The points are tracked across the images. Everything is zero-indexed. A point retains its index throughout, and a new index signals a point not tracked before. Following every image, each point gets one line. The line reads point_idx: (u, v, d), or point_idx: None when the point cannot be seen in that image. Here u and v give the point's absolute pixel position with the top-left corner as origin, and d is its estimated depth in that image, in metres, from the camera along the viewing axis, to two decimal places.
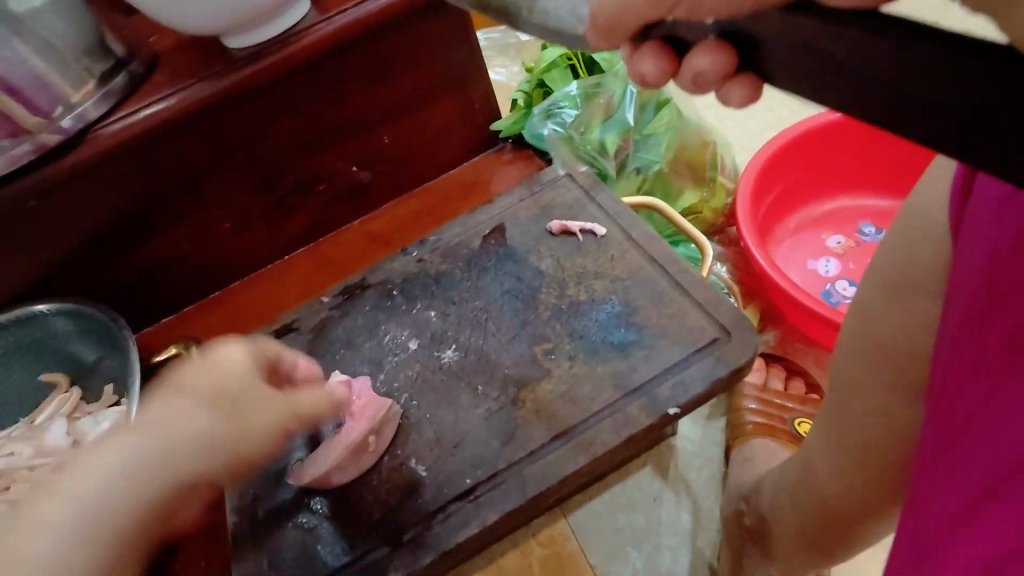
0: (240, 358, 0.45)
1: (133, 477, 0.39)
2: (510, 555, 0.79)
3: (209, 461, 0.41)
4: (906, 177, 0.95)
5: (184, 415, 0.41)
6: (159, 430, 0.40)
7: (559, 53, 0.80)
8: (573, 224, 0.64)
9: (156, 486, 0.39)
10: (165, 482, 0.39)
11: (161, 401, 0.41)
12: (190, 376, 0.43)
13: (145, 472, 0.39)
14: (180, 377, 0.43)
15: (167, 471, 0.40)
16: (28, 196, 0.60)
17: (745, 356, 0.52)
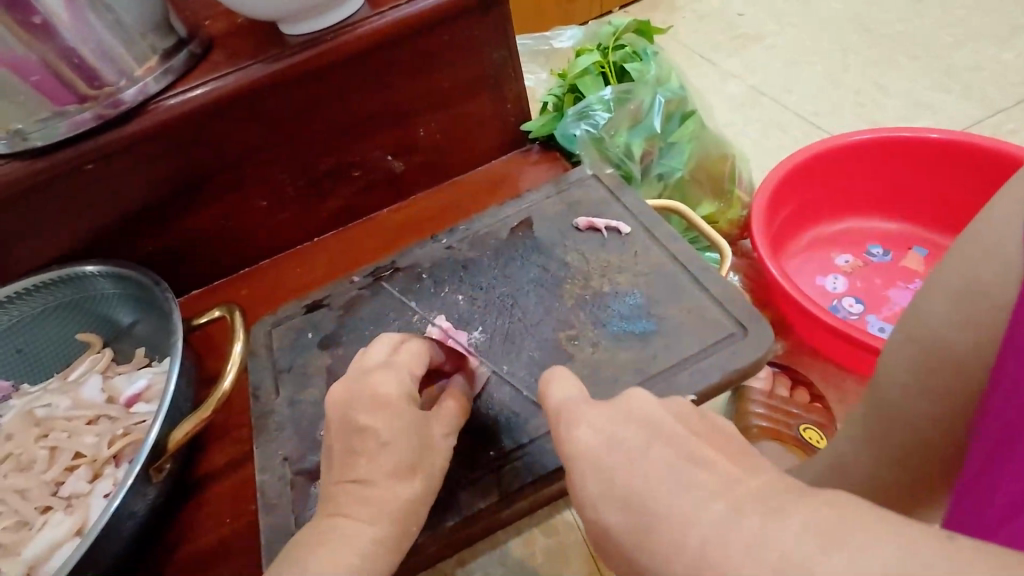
0: (400, 386, 0.49)
1: (382, 502, 0.45)
2: (515, 543, 0.81)
3: (421, 479, 0.47)
4: (918, 203, 0.98)
5: (384, 451, 0.46)
6: (381, 472, 0.46)
7: (592, 61, 0.82)
8: (598, 221, 0.68)
9: (404, 503, 0.46)
10: (399, 503, 0.46)
11: (360, 433, 0.46)
12: (364, 408, 0.47)
13: (392, 493, 0.46)
14: (356, 402, 0.48)
15: (396, 489, 0.46)
16: (80, 160, 0.63)
17: (761, 350, 0.55)
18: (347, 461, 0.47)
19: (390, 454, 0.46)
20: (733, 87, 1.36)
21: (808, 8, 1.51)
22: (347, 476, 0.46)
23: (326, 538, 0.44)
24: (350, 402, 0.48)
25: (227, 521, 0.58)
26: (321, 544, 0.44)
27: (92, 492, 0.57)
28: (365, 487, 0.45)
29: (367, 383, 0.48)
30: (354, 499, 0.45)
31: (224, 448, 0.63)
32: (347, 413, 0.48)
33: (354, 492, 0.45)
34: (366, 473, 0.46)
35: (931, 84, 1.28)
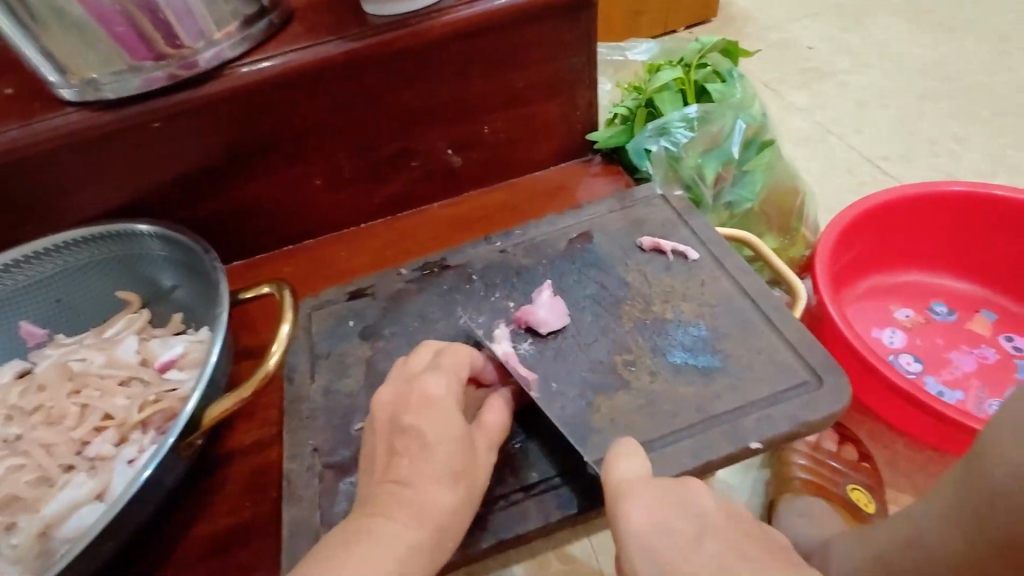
0: (450, 388, 0.48)
1: (420, 505, 0.43)
2: (528, 564, 0.77)
3: (461, 487, 0.45)
4: (993, 265, 0.93)
5: (429, 455, 0.45)
6: (428, 472, 0.44)
7: (672, 77, 0.79)
8: (665, 243, 0.64)
9: (444, 509, 0.44)
10: (444, 510, 0.44)
11: (410, 434, 0.45)
12: (415, 408, 0.47)
13: (433, 499, 0.43)
14: (407, 404, 0.47)
15: (438, 495, 0.44)
16: (149, 118, 0.62)
17: (837, 401, 0.51)
18: (392, 462, 0.45)
19: (438, 455, 0.45)
20: (798, 122, 1.32)
21: (885, 50, 1.46)
22: (389, 474, 0.45)
23: (366, 533, 0.41)
24: (399, 403, 0.48)
25: (246, 505, 0.56)
26: (356, 539, 0.41)
27: (116, 456, 0.55)
28: (410, 490, 0.43)
29: (419, 387, 0.48)
30: (396, 502, 0.43)
31: (252, 428, 0.61)
32: (397, 412, 0.47)
33: (398, 497, 0.43)
34: (414, 475, 0.44)
35: (1011, 142, 1.22)
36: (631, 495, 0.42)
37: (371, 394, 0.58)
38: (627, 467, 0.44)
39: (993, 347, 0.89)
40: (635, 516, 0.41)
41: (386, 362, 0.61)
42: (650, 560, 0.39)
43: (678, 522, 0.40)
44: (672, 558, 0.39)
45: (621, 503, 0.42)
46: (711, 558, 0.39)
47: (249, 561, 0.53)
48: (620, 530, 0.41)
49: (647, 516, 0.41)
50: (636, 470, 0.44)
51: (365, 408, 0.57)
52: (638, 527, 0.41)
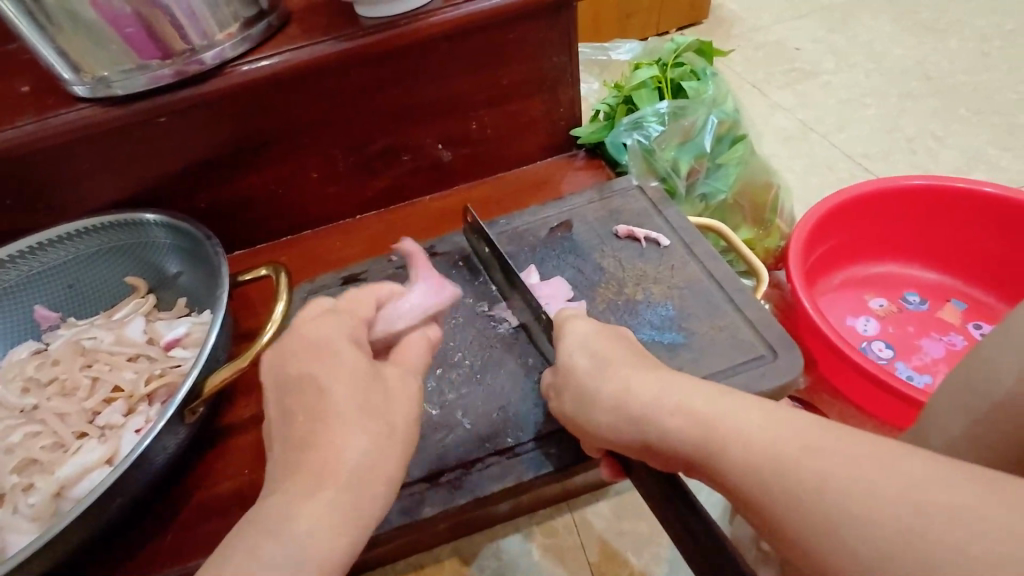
0: (350, 335, 0.46)
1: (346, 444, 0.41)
2: (513, 538, 0.81)
3: (383, 432, 0.42)
4: (965, 255, 0.96)
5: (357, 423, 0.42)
6: (332, 407, 0.41)
7: (650, 75, 0.83)
8: (639, 231, 0.68)
9: (366, 447, 0.41)
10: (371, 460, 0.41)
11: (305, 384, 0.43)
12: (295, 360, 0.44)
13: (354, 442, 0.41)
14: (295, 359, 0.44)
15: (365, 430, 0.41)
16: (156, 113, 0.67)
17: (792, 373, 0.55)
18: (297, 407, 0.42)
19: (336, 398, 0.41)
20: (783, 120, 1.36)
21: (870, 51, 1.50)
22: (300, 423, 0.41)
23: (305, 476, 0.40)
24: (285, 363, 0.44)
25: (245, 472, 0.60)
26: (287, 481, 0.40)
27: (125, 425, 0.59)
28: (325, 445, 0.40)
29: (306, 344, 0.44)
30: (317, 447, 0.41)
31: (251, 403, 0.65)
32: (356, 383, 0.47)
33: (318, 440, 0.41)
34: (324, 421, 0.41)
35: (990, 140, 1.26)
36: (585, 333, 0.51)
37: None
38: (584, 322, 0.53)
39: (962, 334, 0.92)
40: (581, 323, 0.53)
41: None
42: (602, 370, 0.48)
43: (615, 356, 0.49)
44: (620, 368, 0.47)
45: (577, 344, 0.51)
46: (658, 380, 0.45)
47: None
48: (592, 357, 0.49)
49: (607, 346, 0.50)
50: (587, 333, 0.51)
51: None
52: (586, 351, 0.50)
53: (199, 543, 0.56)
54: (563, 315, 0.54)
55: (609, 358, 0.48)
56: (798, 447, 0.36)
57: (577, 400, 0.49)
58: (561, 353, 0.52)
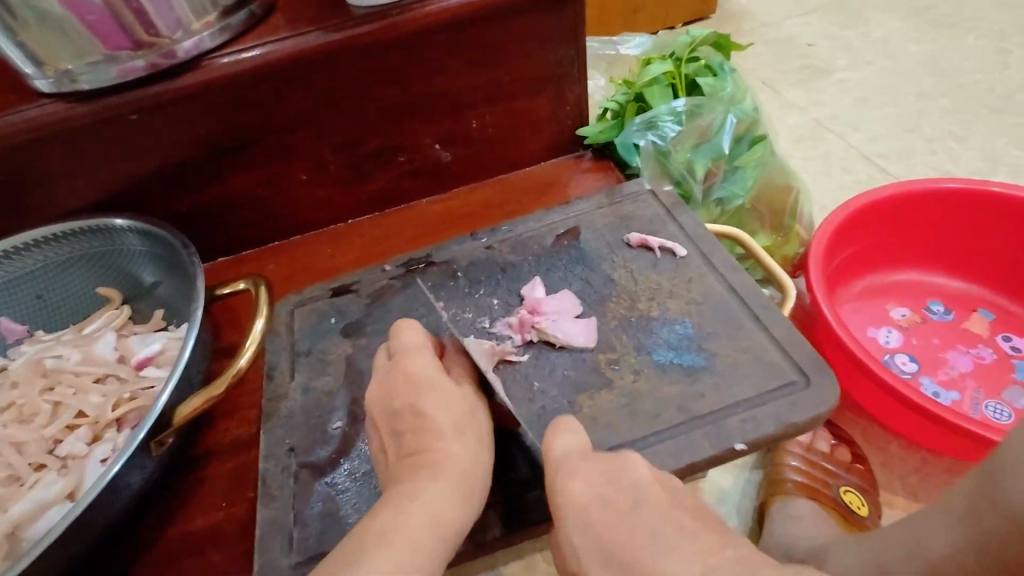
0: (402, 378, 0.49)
1: (427, 501, 0.42)
2: (515, 567, 0.76)
3: (460, 484, 0.44)
4: (993, 263, 0.91)
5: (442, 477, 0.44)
6: (436, 434, 0.46)
7: (663, 70, 0.78)
8: (652, 239, 0.63)
9: (440, 501, 0.43)
10: (444, 513, 0.42)
11: (405, 413, 0.48)
12: (403, 391, 0.49)
13: (427, 491, 0.43)
14: (397, 387, 0.49)
15: (451, 486, 0.44)
16: (126, 110, 0.61)
17: (825, 401, 0.50)
18: (399, 445, 0.48)
19: (439, 421, 0.47)
20: (795, 119, 1.30)
21: (884, 47, 1.44)
22: (405, 455, 0.47)
23: (378, 546, 0.39)
24: (389, 393, 0.49)
25: (222, 505, 0.55)
26: (369, 547, 0.39)
27: (90, 454, 0.54)
28: (421, 496, 0.43)
29: (400, 366, 0.50)
30: (407, 499, 0.43)
31: (230, 427, 0.60)
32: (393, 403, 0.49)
33: (402, 510, 0.42)
34: (431, 446, 0.46)
35: (1011, 140, 1.21)
36: (589, 519, 0.42)
37: (352, 392, 0.57)
38: (576, 484, 0.43)
39: (990, 347, 0.87)
40: (576, 489, 0.43)
41: (366, 360, 0.59)
42: (615, 571, 0.41)
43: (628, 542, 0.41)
44: (645, 567, 0.39)
45: (580, 522, 0.42)
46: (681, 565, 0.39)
47: (222, 564, 0.52)
48: (599, 540, 0.42)
49: (619, 531, 0.41)
50: (586, 498, 0.43)
51: (343, 407, 0.56)
52: (601, 541, 0.42)
53: None
54: (549, 446, 0.46)
55: (632, 561, 0.40)
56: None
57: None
58: (566, 532, 0.43)
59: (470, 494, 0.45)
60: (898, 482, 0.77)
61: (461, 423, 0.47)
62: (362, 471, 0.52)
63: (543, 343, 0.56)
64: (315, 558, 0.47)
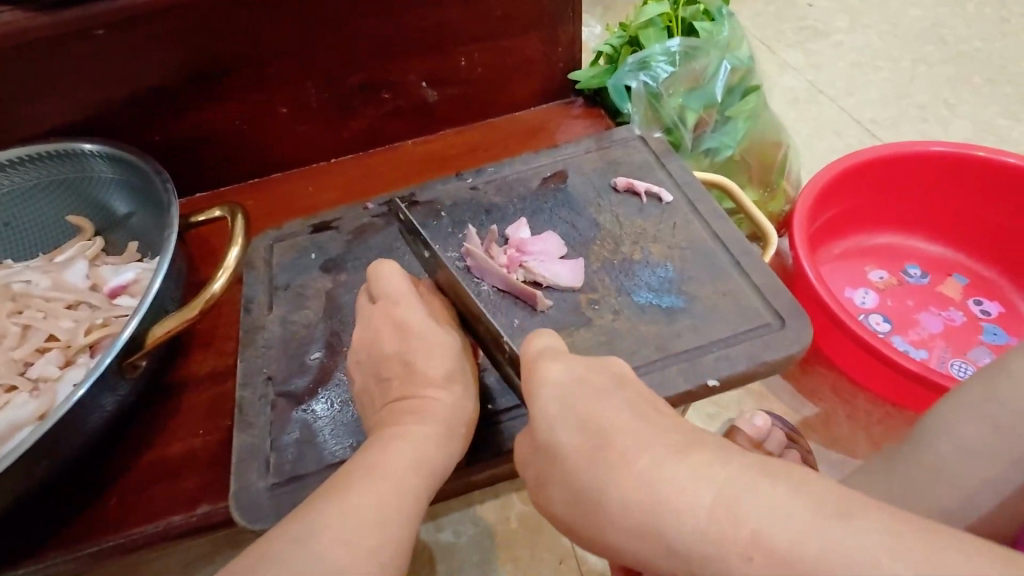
0: (389, 318, 0.49)
1: (412, 443, 0.41)
2: (491, 505, 0.79)
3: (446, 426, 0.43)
4: (970, 227, 0.92)
5: (428, 416, 0.43)
6: (426, 380, 0.46)
7: (660, 12, 0.75)
8: (639, 184, 0.62)
9: (427, 445, 0.42)
10: (432, 451, 0.41)
11: (400, 356, 0.47)
12: (397, 335, 0.48)
13: (412, 434, 0.42)
14: (389, 330, 0.49)
15: (436, 426, 0.43)
16: (91, 25, 0.57)
17: (799, 345, 0.51)
18: (391, 388, 0.47)
19: (429, 362, 0.46)
20: (791, 80, 1.28)
21: (885, 10, 1.41)
22: (393, 397, 0.46)
23: (359, 478, 0.38)
24: (379, 330, 0.49)
25: (198, 433, 0.55)
26: (348, 478, 0.39)
27: (61, 378, 0.53)
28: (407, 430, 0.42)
29: (399, 307, 0.49)
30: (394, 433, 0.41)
31: (208, 357, 0.59)
32: (380, 342, 0.48)
33: (389, 444, 0.41)
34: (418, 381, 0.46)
35: (1002, 110, 1.21)
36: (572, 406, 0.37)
37: (330, 326, 0.57)
38: (555, 368, 0.39)
39: (962, 310, 0.89)
40: (554, 372, 0.39)
41: (346, 296, 0.59)
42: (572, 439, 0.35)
43: (623, 437, 0.34)
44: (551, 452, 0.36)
45: (558, 402, 0.37)
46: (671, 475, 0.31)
47: (198, 488, 0.52)
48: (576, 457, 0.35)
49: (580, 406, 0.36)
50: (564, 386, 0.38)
51: (321, 340, 0.56)
52: (572, 420, 0.36)
53: (145, 509, 0.51)
54: (532, 354, 0.41)
55: (608, 433, 0.34)
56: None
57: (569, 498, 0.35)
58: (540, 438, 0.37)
59: (453, 441, 0.44)
60: (862, 434, 0.80)
61: (455, 374, 0.46)
62: (339, 401, 0.52)
63: (529, 283, 0.56)
64: (289, 482, 0.48)
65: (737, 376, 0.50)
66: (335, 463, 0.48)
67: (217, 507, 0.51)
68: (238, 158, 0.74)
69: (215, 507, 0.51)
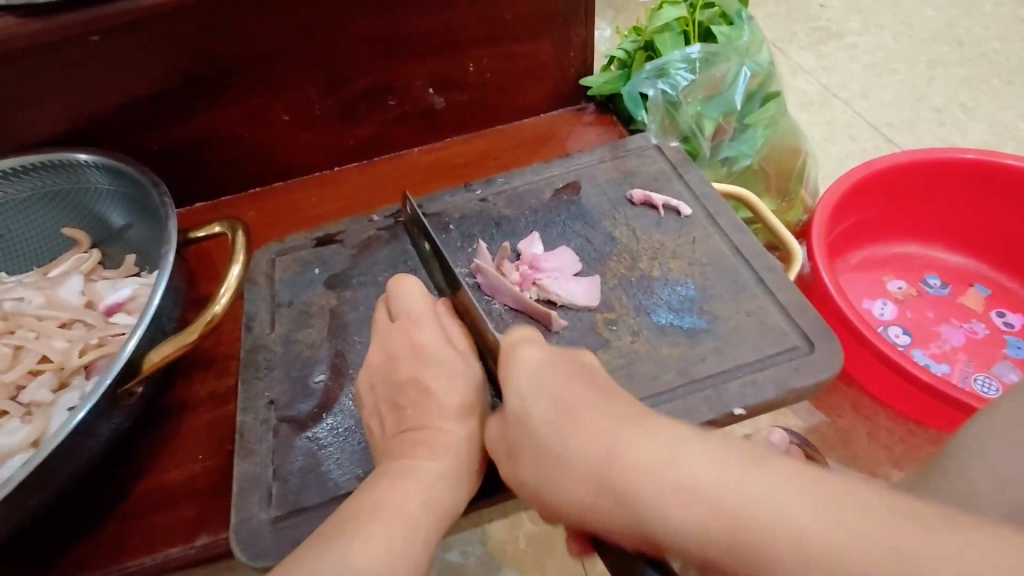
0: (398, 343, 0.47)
1: (422, 479, 0.39)
2: (500, 525, 0.76)
3: (457, 461, 0.41)
4: (992, 236, 0.90)
5: (438, 450, 0.41)
6: (436, 410, 0.43)
7: (676, 16, 0.73)
8: (656, 197, 0.60)
9: (440, 481, 0.39)
10: (442, 490, 0.39)
11: (408, 384, 0.45)
12: (405, 360, 0.46)
13: (423, 469, 0.39)
14: (398, 354, 0.46)
15: (447, 460, 0.41)
16: (86, 31, 0.55)
17: (827, 368, 0.49)
18: (398, 417, 0.44)
19: (439, 390, 0.44)
20: (803, 83, 1.25)
21: (899, 11, 1.38)
22: (401, 428, 0.43)
23: (369, 518, 0.36)
24: (388, 355, 0.47)
25: (198, 458, 0.53)
26: (357, 517, 0.36)
27: (54, 402, 0.51)
28: (415, 468, 0.39)
29: (406, 330, 0.47)
30: (403, 473, 0.39)
31: (208, 377, 0.57)
32: (389, 367, 0.46)
33: (395, 485, 0.38)
34: (427, 412, 0.43)
35: (1021, 113, 1.18)
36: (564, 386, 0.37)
37: (335, 345, 0.54)
38: (539, 358, 0.39)
39: (984, 322, 0.86)
40: (529, 357, 0.39)
41: (351, 314, 0.56)
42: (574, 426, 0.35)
43: (649, 441, 0.32)
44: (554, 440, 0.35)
45: (528, 385, 0.38)
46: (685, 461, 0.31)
47: (198, 517, 0.50)
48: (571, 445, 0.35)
49: (554, 387, 0.37)
50: (537, 370, 0.39)
51: (326, 361, 0.53)
52: (543, 400, 0.37)
53: (141, 541, 0.49)
54: (506, 345, 0.41)
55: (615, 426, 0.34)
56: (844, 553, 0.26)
57: (597, 497, 0.33)
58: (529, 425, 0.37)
59: (466, 474, 0.41)
60: (883, 452, 0.77)
61: (467, 403, 0.44)
62: (344, 427, 0.49)
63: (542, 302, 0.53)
64: (292, 515, 0.46)
65: (764, 404, 0.47)
66: (340, 494, 0.46)
67: (217, 538, 0.49)
68: (240, 167, 0.71)
69: (216, 538, 0.49)
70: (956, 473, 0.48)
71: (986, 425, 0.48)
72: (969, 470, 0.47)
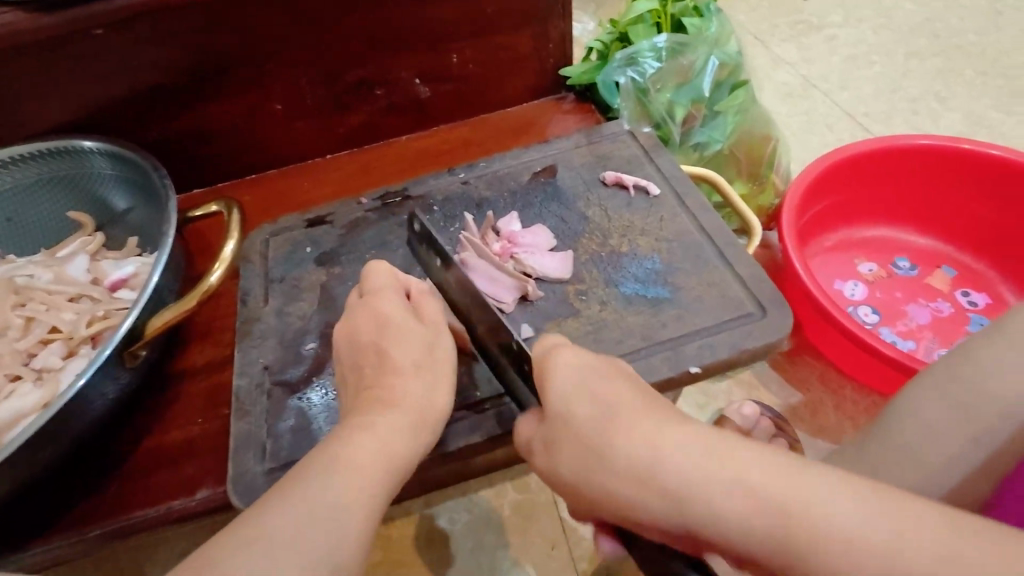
0: (364, 316, 0.50)
1: (377, 433, 0.42)
2: (485, 492, 0.81)
3: (411, 419, 0.44)
4: (959, 219, 0.93)
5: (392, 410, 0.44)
6: (394, 373, 0.46)
7: (649, 8, 0.76)
8: (627, 178, 0.64)
9: (390, 434, 0.42)
10: (394, 443, 0.42)
11: (369, 350, 0.48)
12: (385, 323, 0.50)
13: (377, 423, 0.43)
14: (369, 321, 0.50)
15: (401, 418, 0.44)
16: (90, 24, 0.59)
17: (778, 334, 0.53)
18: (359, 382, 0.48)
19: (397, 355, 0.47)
20: (784, 75, 1.29)
21: (879, 5, 1.42)
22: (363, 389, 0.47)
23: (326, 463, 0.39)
24: (361, 323, 0.50)
25: (197, 421, 0.57)
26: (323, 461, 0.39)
27: (64, 368, 0.55)
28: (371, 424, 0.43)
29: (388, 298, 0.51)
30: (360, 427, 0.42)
31: (206, 349, 0.61)
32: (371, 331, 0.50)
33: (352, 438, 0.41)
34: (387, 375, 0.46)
35: (994, 103, 1.21)
36: (635, 410, 0.38)
37: (325, 317, 0.58)
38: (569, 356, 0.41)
39: (949, 301, 0.90)
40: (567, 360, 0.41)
41: (340, 288, 0.60)
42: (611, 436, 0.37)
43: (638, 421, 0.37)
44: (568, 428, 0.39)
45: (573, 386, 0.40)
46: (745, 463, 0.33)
47: (197, 474, 0.54)
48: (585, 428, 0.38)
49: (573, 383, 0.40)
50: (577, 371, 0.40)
51: (317, 330, 0.57)
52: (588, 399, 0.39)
53: (145, 495, 0.53)
54: (543, 349, 0.42)
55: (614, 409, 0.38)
56: (896, 551, 0.29)
57: (577, 455, 0.38)
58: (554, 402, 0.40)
59: (419, 431, 0.44)
60: (849, 423, 0.81)
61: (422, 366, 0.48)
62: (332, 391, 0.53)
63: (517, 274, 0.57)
64: (284, 468, 0.50)
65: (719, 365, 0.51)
66: None
67: (216, 492, 0.53)
68: (236, 154, 0.75)
69: (214, 492, 0.53)
70: (895, 429, 0.52)
71: (922, 385, 0.52)
72: (908, 424, 0.51)
